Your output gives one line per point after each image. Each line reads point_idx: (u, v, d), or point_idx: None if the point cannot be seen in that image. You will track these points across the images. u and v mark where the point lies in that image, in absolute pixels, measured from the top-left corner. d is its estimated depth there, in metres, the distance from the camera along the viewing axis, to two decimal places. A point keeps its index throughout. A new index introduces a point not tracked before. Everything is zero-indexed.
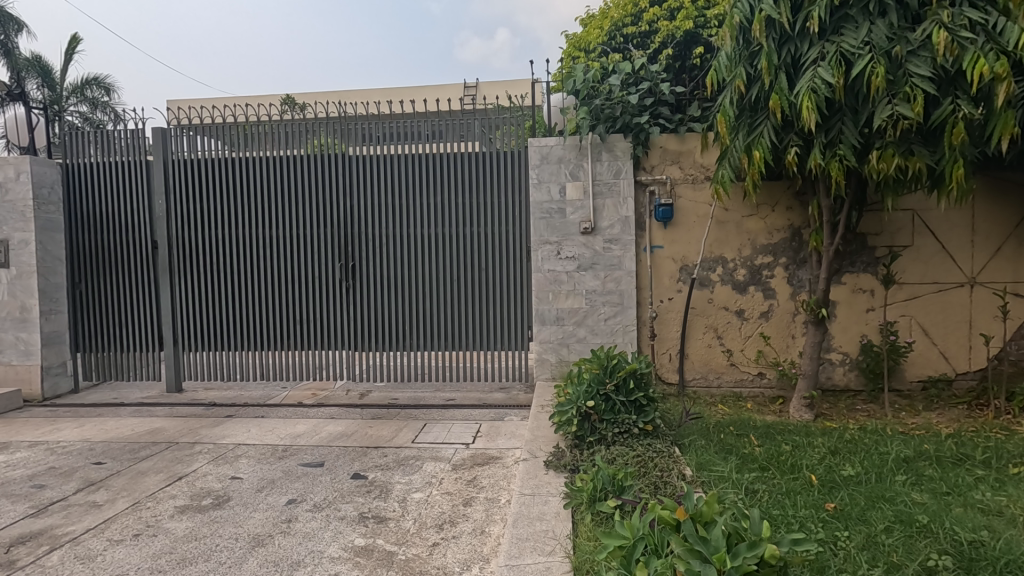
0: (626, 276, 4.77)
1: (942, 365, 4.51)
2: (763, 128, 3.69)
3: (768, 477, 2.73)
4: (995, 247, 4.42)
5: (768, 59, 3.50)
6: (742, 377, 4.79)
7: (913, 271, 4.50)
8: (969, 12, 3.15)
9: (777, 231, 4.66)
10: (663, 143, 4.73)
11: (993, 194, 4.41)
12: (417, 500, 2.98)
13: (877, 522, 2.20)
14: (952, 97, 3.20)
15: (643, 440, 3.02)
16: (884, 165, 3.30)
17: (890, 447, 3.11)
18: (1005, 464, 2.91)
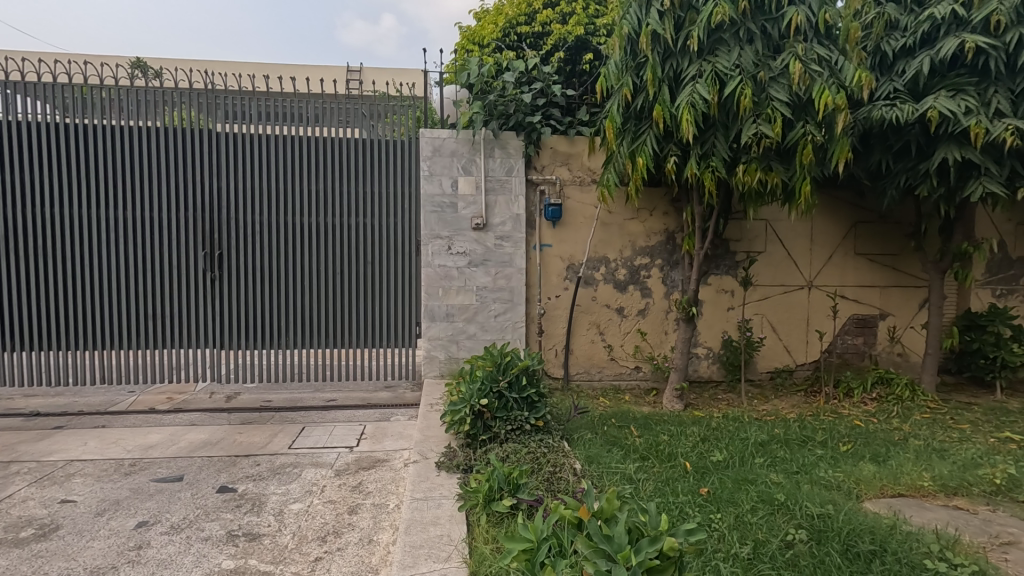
0: (517, 273, 4.81)
1: (785, 358, 5.13)
2: (647, 137, 3.91)
3: (650, 466, 2.92)
4: (827, 255, 5.12)
5: (653, 71, 3.70)
6: (621, 371, 5.07)
7: (765, 275, 5.06)
8: (818, 48, 3.57)
9: (655, 234, 4.98)
10: (554, 144, 4.85)
11: (827, 209, 5.08)
12: (296, 511, 2.73)
13: (744, 503, 2.42)
14: (804, 121, 3.59)
15: (534, 436, 3.06)
16: (749, 178, 3.65)
17: (749, 432, 3.46)
18: (838, 442, 3.35)
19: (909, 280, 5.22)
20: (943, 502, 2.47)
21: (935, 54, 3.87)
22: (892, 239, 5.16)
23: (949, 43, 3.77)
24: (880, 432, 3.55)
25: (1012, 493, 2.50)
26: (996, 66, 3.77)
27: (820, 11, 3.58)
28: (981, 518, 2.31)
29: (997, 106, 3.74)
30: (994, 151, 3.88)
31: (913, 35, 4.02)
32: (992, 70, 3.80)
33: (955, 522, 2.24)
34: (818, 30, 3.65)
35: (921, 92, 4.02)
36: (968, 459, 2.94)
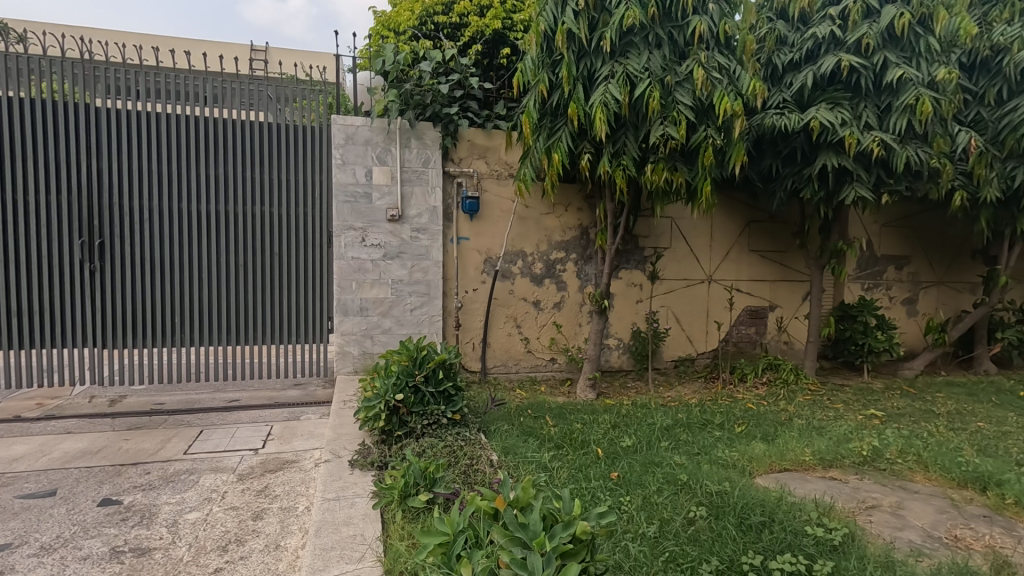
0: (434, 266, 4.75)
1: (688, 347, 5.48)
2: (562, 133, 4.00)
3: (564, 454, 3.01)
4: (725, 251, 5.51)
5: (568, 70, 3.78)
6: (537, 362, 5.17)
7: (670, 269, 5.35)
8: (719, 57, 3.81)
9: (570, 229, 5.12)
10: (471, 137, 4.83)
11: (725, 209, 5.47)
12: (193, 521, 2.54)
13: (651, 485, 2.56)
14: (706, 125, 3.82)
15: (451, 429, 3.05)
16: (656, 177, 3.85)
17: (655, 418, 3.66)
18: (733, 424, 3.63)
19: (794, 275, 5.75)
20: (820, 473, 2.73)
21: (817, 70, 4.26)
22: (780, 238, 5.65)
23: (828, 60, 4.17)
24: (769, 413, 3.89)
25: (876, 462, 2.82)
26: (866, 83, 4.22)
27: (721, 22, 3.82)
28: (852, 486, 2.58)
29: (867, 120, 4.19)
30: (864, 160, 4.34)
31: (799, 51, 4.41)
32: (863, 87, 4.25)
33: (830, 490, 2.49)
34: (719, 39, 3.89)
35: (805, 103, 4.42)
36: (841, 433, 3.29)
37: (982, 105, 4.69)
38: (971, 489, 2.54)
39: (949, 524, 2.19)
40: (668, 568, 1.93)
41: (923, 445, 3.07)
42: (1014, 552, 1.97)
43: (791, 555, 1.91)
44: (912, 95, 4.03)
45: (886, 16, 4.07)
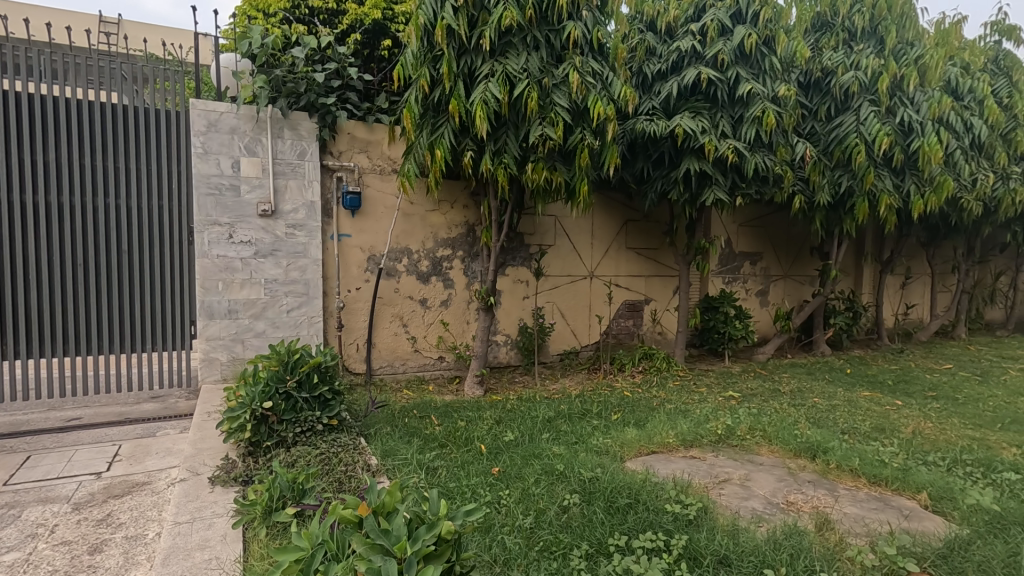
0: (312, 264, 4.49)
1: (572, 340, 5.70)
2: (444, 130, 3.96)
3: (447, 453, 3.00)
4: (605, 248, 5.80)
5: (448, 66, 3.75)
6: (425, 361, 5.10)
7: (555, 265, 5.52)
8: (592, 63, 3.98)
9: (456, 226, 5.10)
10: (351, 130, 4.64)
11: (604, 208, 5.75)
12: (10, 563, 2.17)
13: (529, 477, 2.62)
14: (582, 128, 3.98)
15: (327, 436, 2.90)
16: (537, 176, 3.94)
17: (538, 411, 3.77)
18: (610, 412, 3.83)
19: (666, 271, 6.20)
20: (682, 453, 2.97)
21: (681, 80, 4.61)
22: (653, 236, 6.06)
23: (690, 72, 4.53)
24: (643, 400, 4.15)
25: (729, 439, 3.11)
26: (722, 95, 4.64)
27: (594, 29, 3.99)
28: (709, 463, 2.82)
29: (723, 128, 4.61)
30: (721, 166, 4.77)
31: (665, 61, 4.76)
32: (720, 99, 4.67)
33: (691, 469, 2.70)
34: (592, 46, 4.07)
35: (672, 111, 4.76)
36: (702, 415, 3.59)
37: (816, 119, 5.35)
38: (804, 457, 2.88)
39: (785, 490, 2.46)
40: (541, 557, 1.99)
41: (768, 421, 3.44)
42: (834, 510, 2.26)
43: (652, 533, 2.04)
44: (759, 108, 4.51)
45: (738, 36, 4.51)
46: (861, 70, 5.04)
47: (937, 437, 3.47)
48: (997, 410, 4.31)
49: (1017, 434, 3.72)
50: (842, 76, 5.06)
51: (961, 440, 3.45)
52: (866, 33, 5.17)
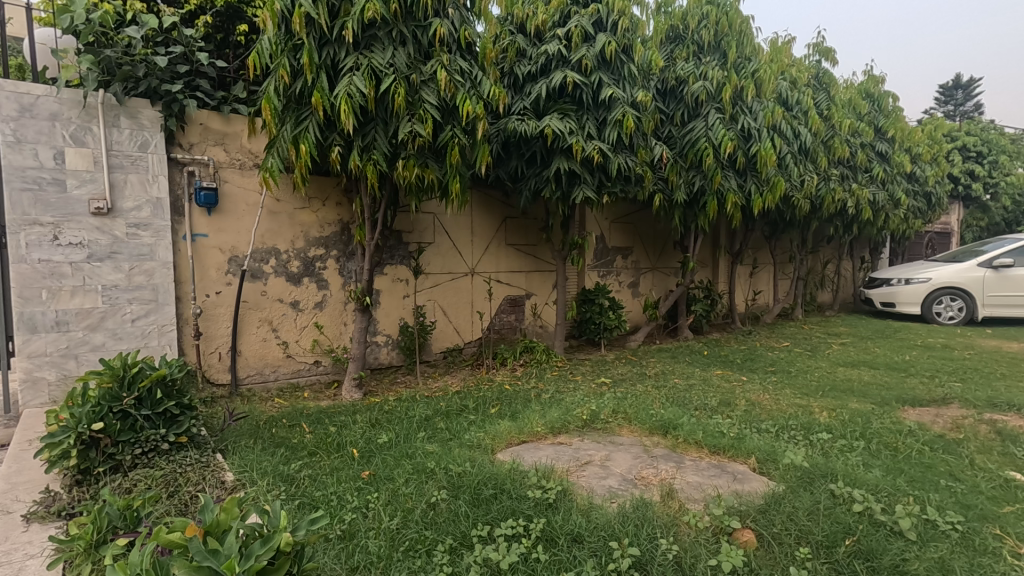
0: (161, 267, 4.07)
1: (455, 337, 5.71)
2: (307, 123, 3.76)
3: (316, 460, 2.88)
4: (484, 245, 5.87)
5: (309, 56, 3.58)
6: (299, 367, 4.83)
7: (434, 263, 5.50)
8: (460, 61, 4.01)
9: (328, 224, 4.89)
10: (204, 120, 4.26)
11: (482, 205, 5.82)
12: None
13: (399, 477, 2.60)
14: (451, 125, 3.99)
15: (175, 454, 2.66)
16: (408, 172, 3.88)
17: (416, 410, 3.73)
18: (488, 406, 3.90)
19: (545, 266, 6.42)
20: (550, 440, 3.10)
21: (549, 82, 4.79)
22: (531, 233, 6.25)
23: (557, 75, 4.72)
24: (521, 392, 4.27)
25: (594, 423, 3.31)
26: (587, 99, 4.88)
27: (460, 28, 4.03)
28: (574, 447, 2.97)
29: (589, 130, 4.86)
30: (588, 165, 5.02)
31: (534, 64, 4.93)
32: (585, 102, 4.91)
33: (556, 455, 2.83)
34: (460, 45, 4.11)
35: (542, 112, 4.93)
36: (572, 402, 3.78)
37: (672, 124, 5.83)
38: (657, 434, 3.14)
39: (639, 466, 2.67)
40: (404, 557, 1.98)
41: (631, 403, 3.70)
42: (679, 480, 2.50)
43: (514, 520, 2.12)
44: (620, 112, 4.82)
45: (599, 43, 4.79)
46: (708, 80, 5.57)
47: (771, 406, 3.96)
48: (819, 380, 5.01)
49: (833, 399, 4.35)
50: (693, 85, 5.57)
51: (789, 408, 3.96)
52: (712, 47, 5.72)
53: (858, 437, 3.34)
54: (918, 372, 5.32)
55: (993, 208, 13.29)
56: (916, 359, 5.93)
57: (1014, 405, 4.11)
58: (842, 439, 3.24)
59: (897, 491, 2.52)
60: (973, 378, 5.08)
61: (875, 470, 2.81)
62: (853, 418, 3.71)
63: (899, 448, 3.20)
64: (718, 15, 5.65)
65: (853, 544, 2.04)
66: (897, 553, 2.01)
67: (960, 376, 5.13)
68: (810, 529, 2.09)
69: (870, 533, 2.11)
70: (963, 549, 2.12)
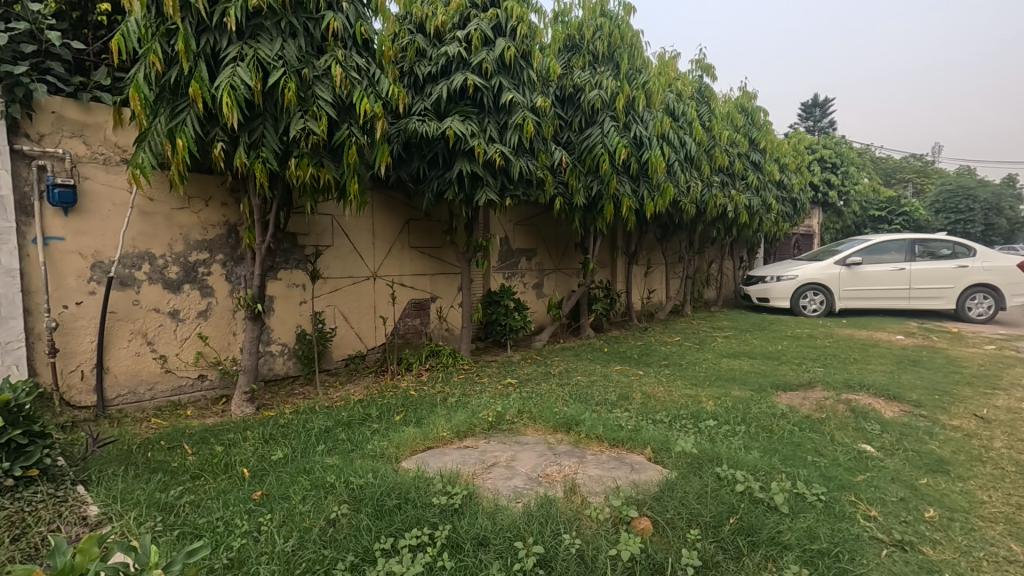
0: (4, 275, 3.51)
1: (357, 344, 5.50)
2: (184, 116, 3.43)
3: (200, 485, 2.64)
4: (387, 248, 5.72)
5: (186, 43, 3.27)
6: (179, 383, 4.40)
7: (334, 267, 5.26)
8: (356, 58, 3.87)
9: (212, 226, 4.51)
10: (57, 108, 3.76)
11: (383, 206, 5.66)
12: None
13: (295, 495, 2.44)
14: (348, 123, 3.84)
15: (24, 491, 2.32)
16: (301, 172, 3.66)
17: (315, 422, 3.53)
18: (393, 413, 3.79)
19: (449, 269, 6.37)
20: (456, 444, 3.07)
21: (450, 84, 4.77)
22: (435, 235, 6.18)
23: (458, 77, 4.70)
24: (426, 397, 4.20)
25: (499, 424, 3.32)
26: (488, 102, 4.91)
27: (356, 23, 3.88)
28: (480, 449, 2.97)
29: (490, 133, 4.88)
30: (490, 168, 5.03)
31: (434, 65, 4.89)
32: (486, 105, 4.94)
33: (462, 459, 2.81)
34: (356, 41, 3.96)
35: (443, 113, 4.89)
36: (477, 405, 3.77)
37: (571, 130, 6.02)
38: (561, 431, 3.22)
39: (543, 464, 2.73)
40: None
41: (535, 403, 3.77)
42: (581, 475, 2.57)
43: (418, 529, 2.08)
44: (520, 116, 4.90)
45: (498, 47, 4.83)
46: (603, 89, 5.82)
47: (664, 398, 4.21)
48: (706, 370, 5.41)
49: (719, 389, 4.71)
50: (589, 93, 5.79)
51: (681, 398, 4.23)
52: (606, 58, 5.99)
53: (740, 422, 3.64)
54: (788, 359, 5.93)
55: (846, 213, 15.14)
56: (786, 348, 6.60)
57: (864, 386, 4.69)
58: (726, 425, 3.52)
59: (773, 470, 2.78)
60: (832, 363, 5.75)
61: (754, 451, 3.08)
62: (735, 405, 4.05)
63: (773, 430, 3.53)
64: (610, 28, 5.94)
65: (736, 521, 2.21)
66: (773, 527, 2.21)
67: (822, 362, 5.78)
68: (699, 511, 2.24)
69: (750, 510, 2.30)
70: (826, 517, 2.38)
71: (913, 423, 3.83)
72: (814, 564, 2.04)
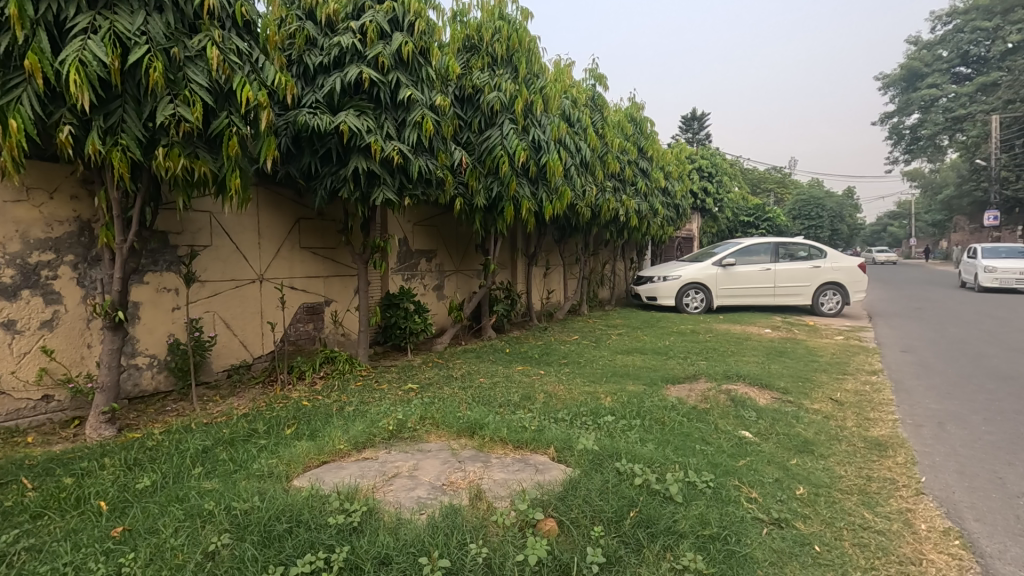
0: None
1: (242, 353, 5.04)
2: (20, 93, 2.93)
3: (43, 526, 2.25)
4: (275, 248, 5.31)
5: (21, 8, 2.79)
6: (17, 406, 3.75)
7: (213, 269, 4.79)
8: (236, 40, 3.54)
9: (59, 223, 3.91)
10: None
11: (270, 204, 5.25)
12: None
13: (166, 528, 2.16)
14: (227, 111, 3.49)
15: None
16: (171, 163, 3.25)
17: (191, 442, 3.17)
18: (281, 428, 3.50)
19: (345, 271, 6.07)
20: (354, 457, 2.89)
21: (343, 76, 4.53)
22: (329, 235, 5.85)
23: (352, 70, 4.48)
24: (321, 407, 3.94)
25: (400, 433, 3.19)
26: (385, 97, 4.72)
27: (235, 3, 3.55)
28: (380, 460, 2.82)
29: (387, 129, 4.70)
30: (388, 166, 4.84)
31: (327, 55, 4.62)
32: (383, 100, 4.74)
33: (361, 472, 2.65)
34: (236, 22, 3.63)
35: (336, 107, 4.63)
36: (377, 413, 3.60)
37: (470, 131, 5.99)
38: (465, 436, 3.16)
39: (447, 471, 2.65)
40: None
41: (438, 408, 3.68)
42: (486, 479, 2.53)
43: (312, 554, 1.93)
44: (418, 114, 4.76)
45: (395, 41, 4.66)
46: (502, 92, 5.85)
47: (564, 396, 4.30)
48: (602, 367, 5.63)
49: (615, 384, 4.91)
50: (488, 95, 5.80)
51: (580, 396, 4.35)
52: (504, 60, 6.02)
53: (635, 416, 3.81)
54: (675, 354, 6.34)
55: (720, 218, 16.57)
56: (673, 343, 7.06)
57: (741, 376, 5.12)
58: (623, 420, 3.66)
59: (666, 461, 2.92)
60: (713, 356, 6.23)
61: (649, 444, 3.22)
62: (630, 400, 4.23)
63: (665, 422, 3.72)
64: (508, 31, 5.97)
65: (636, 514, 2.29)
66: (669, 517, 2.31)
67: (704, 355, 6.24)
68: (602, 507, 2.29)
69: (648, 502, 2.40)
70: (715, 502, 2.54)
71: (782, 409, 4.24)
72: (706, 549, 2.16)
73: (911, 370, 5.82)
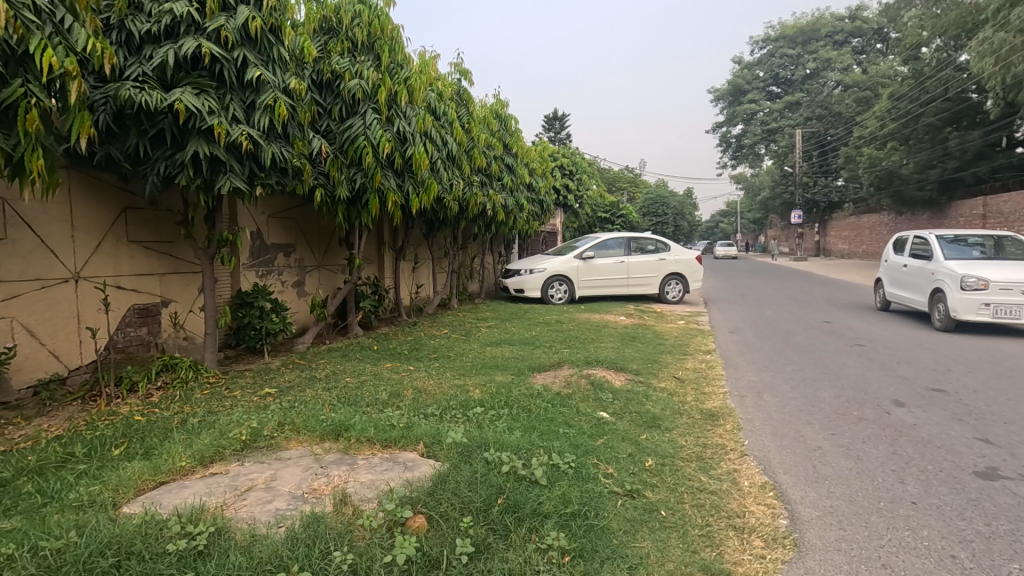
0: None
1: (52, 365, 4.29)
2: None
3: None
4: (94, 243, 4.59)
5: None
6: None
7: (9, 267, 4.01)
8: None
9: None
10: None
11: (86, 190, 4.52)
12: None
13: None
14: (22, 79, 2.92)
15: None
16: None
17: None
18: (106, 449, 3.04)
19: (186, 268, 5.42)
20: (200, 473, 2.61)
21: (177, 48, 4.03)
22: (165, 228, 5.19)
23: (188, 42, 4.00)
24: (158, 421, 3.50)
25: (256, 442, 2.94)
26: (230, 76, 4.28)
27: None
28: (231, 474, 2.58)
29: (233, 112, 4.26)
30: (235, 152, 4.40)
31: (156, 23, 4.08)
32: (227, 79, 4.30)
33: (207, 489, 2.41)
34: None
35: (169, 83, 4.10)
36: (227, 424, 3.28)
37: (330, 119, 5.68)
38: (329, 439, 3.02)
39: (309, 479, 2.50)
40: None
41: (298, 413, 3.45)
42: (351, 483, 2.44)
43: None
44: (270, 96, 4.39)
45: (240, 15, 4.24)
46: (364, 80, 5.62)
47: (435, 391, 4.27)
48: (472, 360, 5.69)
49: (484, 376, 5.00)
50: (349, 82, 5.54)
51: (450, 390, 4.36)
52: (366, 47, 5.79)
53: (503, 406, 3.91)
54: (541, 344, 6.62)
55: (581, 214, 17.56)
56: (539, 333, 7.37)
57: (599, 362, 5.49)
58: (492, 411, 3.74)
59: (532, 447, 3.04)
60: (575, 344, 6.61)
61: (516, 432, 3.33)
62: (499, 390, 4.34)
63: (531, 409, 3.87)
64: (369, 17, 5.75)
65: (503, 501, 2.36)
66: (534, 500, 2.41)
67: (567, 344, 6.60)
68: (470, 498, 2.32)
69: (515, 488, 2.48)
70: (576, 481, 2.71)
71: (635, 389, 4.63)
72: (568, 527, 2.29)
73: (737, 348, 6.69)
